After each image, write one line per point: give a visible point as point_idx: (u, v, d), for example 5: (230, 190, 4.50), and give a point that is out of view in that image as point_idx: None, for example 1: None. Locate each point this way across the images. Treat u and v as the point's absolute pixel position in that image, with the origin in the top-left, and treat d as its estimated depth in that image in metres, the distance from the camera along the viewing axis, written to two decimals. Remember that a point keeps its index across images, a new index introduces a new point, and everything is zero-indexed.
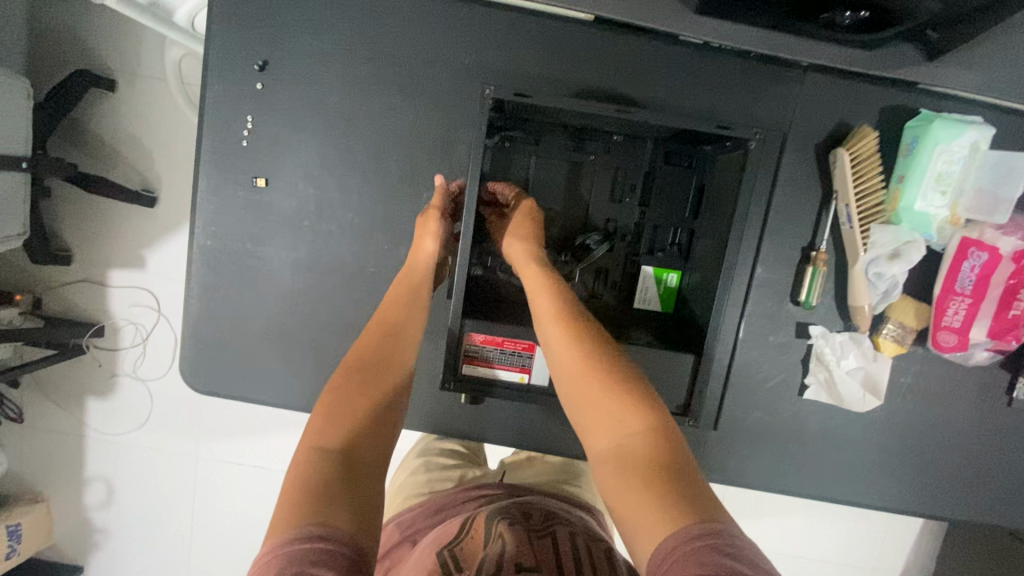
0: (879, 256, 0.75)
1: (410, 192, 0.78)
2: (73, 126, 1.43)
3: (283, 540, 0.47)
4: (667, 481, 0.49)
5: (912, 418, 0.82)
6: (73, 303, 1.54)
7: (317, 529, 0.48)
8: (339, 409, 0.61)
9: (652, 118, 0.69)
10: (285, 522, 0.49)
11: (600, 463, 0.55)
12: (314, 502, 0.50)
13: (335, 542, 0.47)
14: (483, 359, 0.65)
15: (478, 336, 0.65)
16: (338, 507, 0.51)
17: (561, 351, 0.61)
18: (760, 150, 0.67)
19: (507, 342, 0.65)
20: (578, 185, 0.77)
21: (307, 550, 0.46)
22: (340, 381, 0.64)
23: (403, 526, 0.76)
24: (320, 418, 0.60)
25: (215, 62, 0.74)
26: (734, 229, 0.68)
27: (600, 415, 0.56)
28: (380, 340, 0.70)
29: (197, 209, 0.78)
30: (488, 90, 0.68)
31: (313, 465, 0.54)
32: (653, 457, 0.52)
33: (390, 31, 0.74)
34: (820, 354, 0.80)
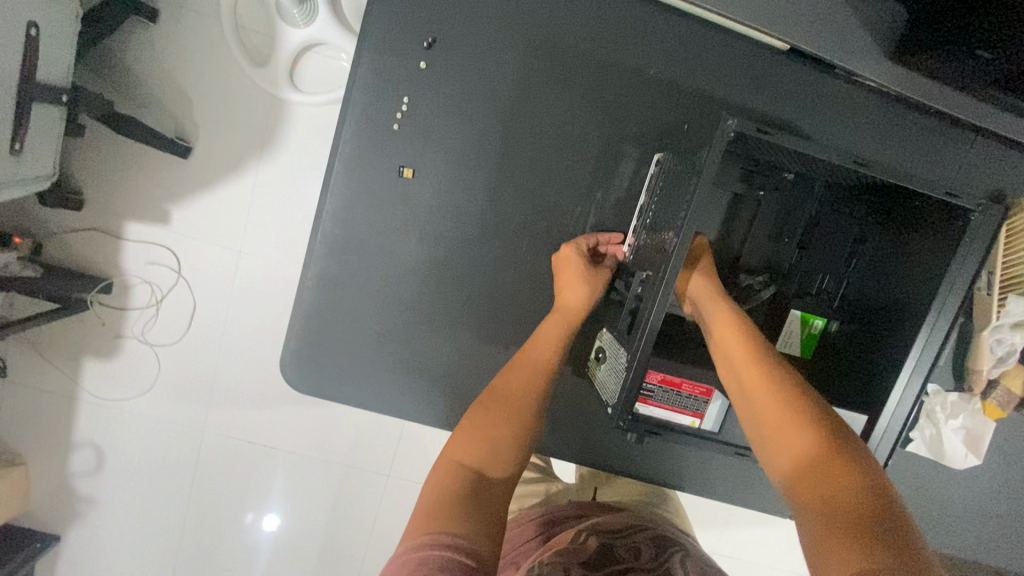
0: (1005, 324, 0.77)
1: (565, 203, 0.73)
2: (103, 55, 1.26)
3: (421, 540, 0.50)
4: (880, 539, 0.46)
5: (1001, 479, 0.86)
6: (78, 253, 1.38)
7: (454, 536, 0.50)
8: (479, 429, 0.62)
9: (876, 172, 0.63)
10: (423, 526, 0.51)
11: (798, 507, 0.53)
12: (449, 510, 0.53)
13: (469, 552, 0.49)
14: (658, 399, 0.61)
15: (656, 374, 0.61)
16: (471, 519, 0.52)
17: (749, 385, 0.59)
18: (981, 225, 0.63)
19: (685, 385, 0.61)
20: (740, 220, 0.74)
21: (443, 553, 0.48)
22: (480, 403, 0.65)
23: (508, 542, 0.75)
24: (462, 434, 0.62)
25: (375, 31, 0.66)
26: (933, 305, 0.65)
27: (794, 457, 0.55)
28: (531, 374, 0.67)
29: (327, 193, 0.70)
30: (733, 123, 0.60)
31: (451, 479, 0.57)
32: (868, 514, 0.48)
33: (572, 29, 0.68)
34: (930, 411, 0.83)
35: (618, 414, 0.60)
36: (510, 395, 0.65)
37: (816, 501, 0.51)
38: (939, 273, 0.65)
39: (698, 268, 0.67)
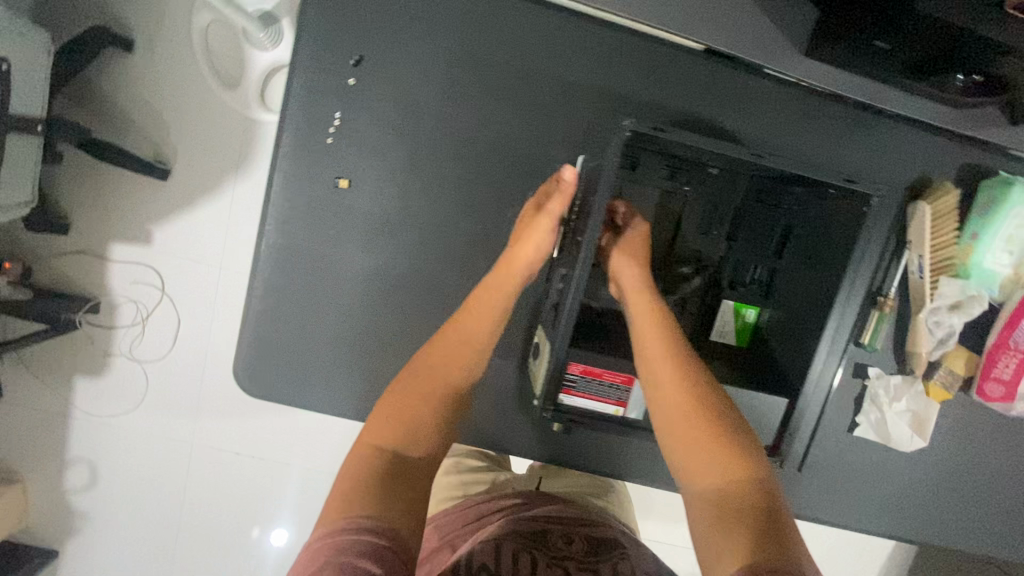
0: (942, 305, 0.78)
1: (498, 206, 0.75)
2: (83, 85, 1.32)
3: (338, 525, 0.53)
4: (768, 527, 0.53)
5: (938, 455, 0.89)
6: (67, 275, 1.43)
7: (367, 521, 0.53)
8: (402, 410, 0.64)
9: (779, 164, 0.69)
10: (339, 511, 0.54)
11: (697, 503, 0.58)
12: (364, 495, 0.55)
13: (380, 536, 0.52)
14: (580, 389, 0.64)
15: (577, 366, 0.64)
16: (386, 502, 0.55)
17: (670, 386, 0.63)
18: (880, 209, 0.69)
19: (606, 374, 0.64)
20: (669, 214, 0.77)
21: (354, 540, 0.51)
22: (406, 381, 0.67)
23: (444, 530, 0.79)
24: (383, 414, 0.64)
25: (304, 51, 0.69)
26: (841, 284, 0.70)
27: (703, 458, 0.59)
28: (459, 345, 0.69)
29: (269, 205, 0.73)
30: (628, 125, 0.65)
31: (369, 462, 0.59)
32: (757, 503, 0.55)
33: (495, 41, 0.72)
34: (873, 394, 0.84)
35: (542, 404, 0.65)
36: (436, 369, 0.67)
37: (720, 501, 0.56)
38: (848, 255, 0.69)
39: (632, 260, 0.70)
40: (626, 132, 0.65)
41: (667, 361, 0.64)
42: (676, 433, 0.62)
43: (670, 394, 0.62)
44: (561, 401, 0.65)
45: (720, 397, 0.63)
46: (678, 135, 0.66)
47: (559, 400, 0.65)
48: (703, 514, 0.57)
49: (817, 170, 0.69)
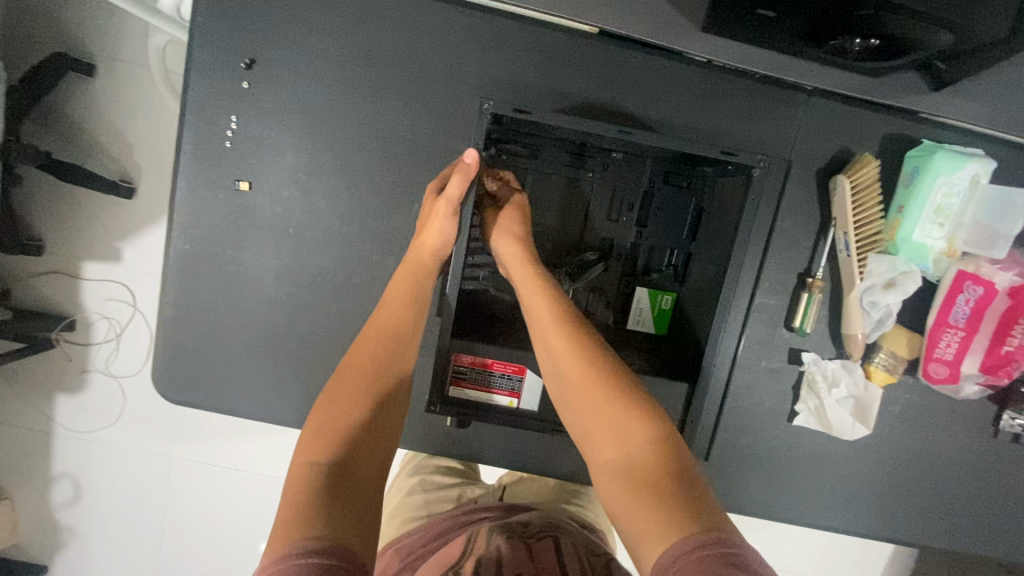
0: (875, 284, 0.74)
1: (401, 202, 0.75)
2: (48, 110, 1.36)
3: (284, 551, 0.44)
4: (671, 490, 0.49)
5: (897, 448, 0.82)
6: (43, 295, 1.46)
7: (317, 542, 0.44)
8: (336, 418, 0.57)
9: (654, 141, 0.66)
10: (282, 537, 0.45)
11: (605, 476, 0.55)
12: (310, 514, 0.47)
13: (336, 556, 0.44)
14: (470, 380, 0.72)
15: (465, 357, 0.71)
16: (336, 518, 0.47)
17: (561, 358, 0.61)
18: (763, 180, 0.66)
19: (496, 364, 0.72)
20: (574, 201, 0.75)
21: (306, 565, 0.42)
22: (333, 387, 0.60)
23: (403, 554, 0.70)
24: (316, 425, 0.56)
25: (198, 59, 0.71)
26: (732, 259, 0.67)
27: (602, 426, 0.56)
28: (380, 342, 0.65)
29: (175, 211, 0.74)
30: (487, 105, 0.65)
31: (311, 478, 0.51)
32: (657, 466, 0.52)
33: (387, 35, 0.71)
34: (811, 380, 0.79)
35: (430, 398, 0.69)
36: (363, 367, 0.62)
37: (623, 469, 0.53)
38: (739, 233, 0.67)
39: (512, 235, 0.69)
40: (487, 113, 0.65)
41: (555, 332, 0.62)
42: (575, 409, 0.59)
43: (563, 366, 0.60)
44: (450, 393, 0.71)
45: (615, 363, 0.60)
46: (537, 114, 0.64)
47: (448, 392, 0.71)
48: (609, 488, 0.54)
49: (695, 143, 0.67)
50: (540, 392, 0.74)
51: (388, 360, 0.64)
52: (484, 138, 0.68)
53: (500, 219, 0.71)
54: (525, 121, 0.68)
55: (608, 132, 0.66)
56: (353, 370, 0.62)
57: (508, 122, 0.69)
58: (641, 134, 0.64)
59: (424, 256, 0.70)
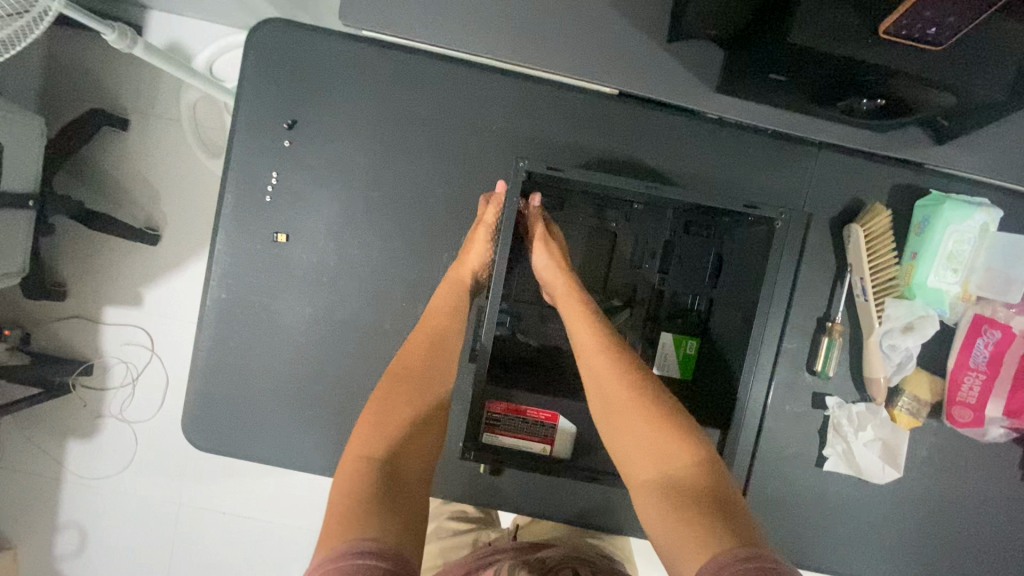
0: (893, 328, 0.76)
1: (431, 251, 0.77)
2: (80, 161, 1.41)
3: (338, 552, 0.46)
4: (715, 506, 0.52)
5: (928, 494, 0.82)
6: (63, 340, 1.48)
7: (372, 543, 0.47)
8: (385, 420, 0.61)
9: (678, 194, 0.69)
10: (334, 539, 0.48)
11: (643, 490, 0.57)
12: (362, 518, 0.49)
13: (389, 559, 0.46)
14: (503, 426, 0.74)
15: (499, 404, 0.73)
16: (388, 524, 0.50)
17: (604, 375, 0.63)
18: (784, 231, 0.68)
19: (528, 411, 0.74)
20: (600, 251, 0.78)
21: (360, 567, 0.45)
22: (382, 395, 0.64)
23: None
24: (367, 428, 0.60)
25: (244, 119, 0.75)
26: (759, 308, 0.68)
27: (643, 443, 0.59)
28: (427, 345, 0.69)
29: (214, 262, 0.77)
30: (523, 164, 0.68)
31: (361, 476, 0.55)
32: (699, 484, 0.54)
33: (419, 96, 0.75)
34: (836, 425, 0.80)
35: (464, 444, 0.70)
36: (413, 378, 0.66)
37: (662, 484, 0.56)
38: (764, 282, 0.68)
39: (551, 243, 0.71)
40: (522, 172, 0.68)
41: (598, 351, 0.64)
42: (615, 427, 0.61)
43: (605, 382, 0.63)
44: (484, 439, 0.72)
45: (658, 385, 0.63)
46: (568, 173, 0.68)
47: (481, 439, 0.72)
48: (649, 504, 0.55)
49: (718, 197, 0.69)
50: (571, 441, 0.75)
51: (432, 370, 0.67)
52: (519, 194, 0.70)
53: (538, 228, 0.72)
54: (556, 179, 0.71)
55: (635, 188, 0.69)
56: (401, 374, 0.66)
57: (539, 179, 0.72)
58: (666, 191, 0.68)
59: (463, 272, 0.72)
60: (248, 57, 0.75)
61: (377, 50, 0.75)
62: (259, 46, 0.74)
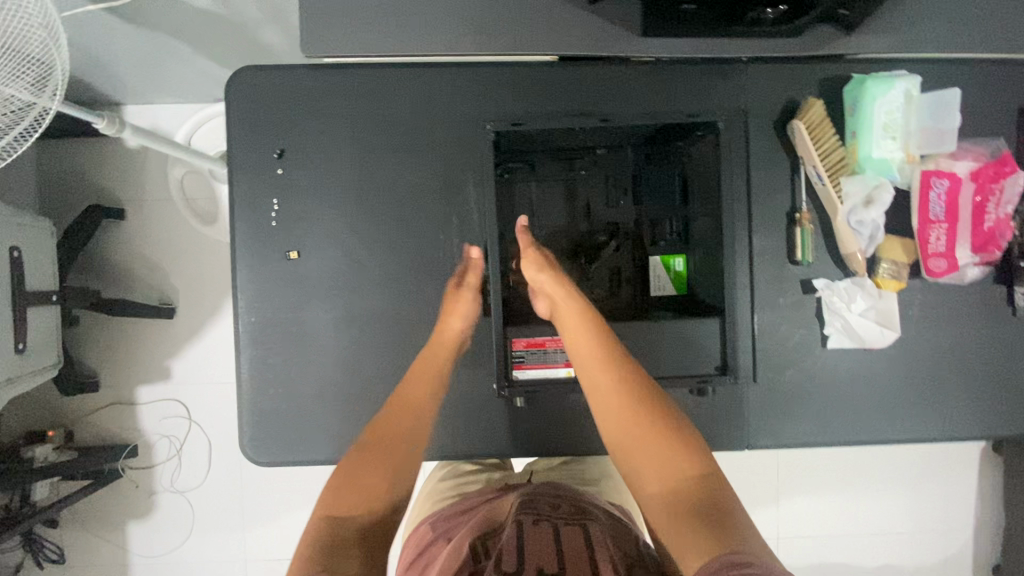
0: (856, 205, 0.83)
1: (429, 235, 0.85)
2: (88, 257, 1.50)
3: None
4: (710, 513, 0.62)
5: (929, 348, 0.88)
6: (104, 429, 1.54)
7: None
8: (351, 480, 0.71)
9: (627, 120, 0.77)
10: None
11: (654, 499, 0.68)
12: (310, 563, 0.59)
13: None
14: (529, 360, 0.80)
15: (520, 341, 0.79)
16: (330, 563, 0.59)
17: (612, 397, 0.73)
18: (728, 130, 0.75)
19: (547, 342, 0.79)
20: (576, 199, 0.85)
21: None
22: (354, 457, 0.74)
23: (436, 527, 0.77)
24: (332, 488, 0.70)
25: (237, 159, 0.84)
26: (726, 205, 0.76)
27: (653, 461, 0.70)
28: (409, 415, 0.79)
29: (239, 292, 0.85)
30: (490, 124, 0.79)
31: (319, 528, 0.64)
32: (698, 495, 0.65)
33: (388, 103, 0.84)
34: (830, 303, 0.86)
35: (498, 380, 0.80)
36: (388, 444, 0.76)
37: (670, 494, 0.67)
38: (724, 182, 0.76)
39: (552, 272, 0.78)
40: (490, 131, 0.80)
41: (603, 376, 0.74)
42: (628, 445, 0.72)
43: (612, 405, 0.73)
44: (514, 376, 0.80)
45: (665, 410, 0.74)
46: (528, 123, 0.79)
47: (512, 376, 0.80)
48: (659, 512, 0.67)
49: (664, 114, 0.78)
50: None
51: (399, 437, 0.77)
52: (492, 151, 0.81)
53: (524, 253, 0.80)
54: (521, 134, 0.83)
55: (589, 123, 0.80)
56: (375, 438, 0.77)
57: (507, 138, 0.83)
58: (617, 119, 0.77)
59: (443, 342, 0.83)
60: (231, 106, 0.83)
61: (342, 71, 0.84)
62: (237, 92, 0.83)
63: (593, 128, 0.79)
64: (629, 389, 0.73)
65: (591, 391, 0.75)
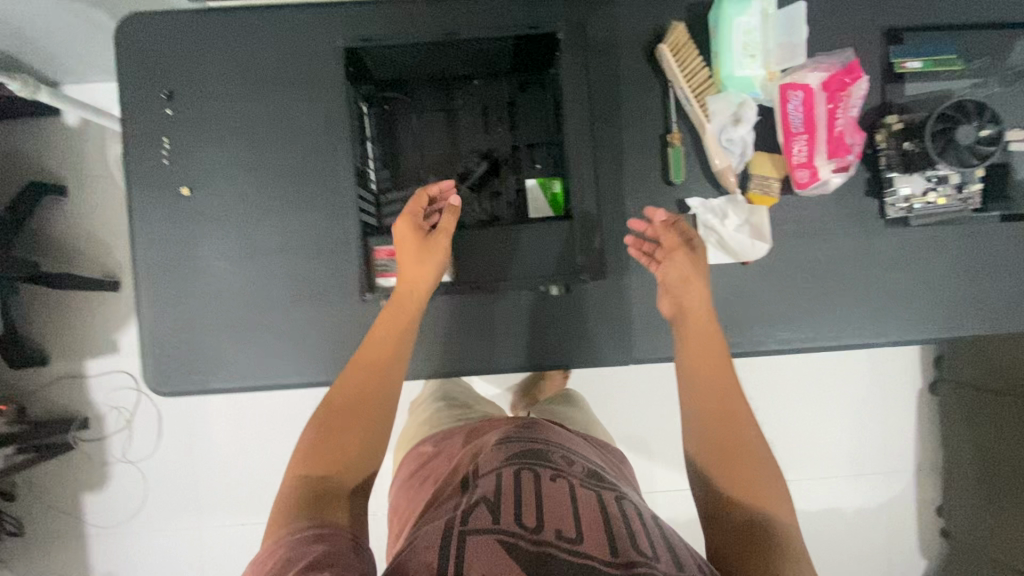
0: (725, 123, 0.86)
1: (315, 168, 0.88)
2: (33, 234, 1.54)
3: (283, 531, 0.60)
4: (773, 544, 0.62)
5: (803, 260, 0.92)
6: (56, 402, 1.58)
7: (309, 522, 0.60)
8: (335, 428, 0.71)
9: (474, 36, 0.82)
10: (280, 524, 0.61)
11: (722, 499, 0.68)
12: (303, 508, 0.63)
13: (318, 534, 0.59)
14: (393, 269, 0.83)
15: (383, 251, 0.83)
16: (320, 508, 0.63)
17: (713, 402, 0.76)
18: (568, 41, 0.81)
19: None
20: (456, 128, 0.90)
21: (296, 538, 0.58)
22: (336, 398, 0.74)
23: (431, 448, 0.90)
24: (318, 430, 0.71)
25: (129, 103, 0.88)
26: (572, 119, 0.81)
27: (733, 470, 0.70)
28: (385, 349, 0.77)
29: (137, 230, 0.89)
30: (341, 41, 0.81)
31: (304, 473, 0.67)
32: (766, 521, 0.65)
33: (268, 41, 0.87)
34: (704, 220, 0.90)
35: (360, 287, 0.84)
36: (366, 388, 0.75)
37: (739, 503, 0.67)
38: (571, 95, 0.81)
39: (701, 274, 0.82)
40: (342, 48, 0.82)
41: (711, 388, 0.77)
42: (710, 442, 0.73)
43: (710, 408, 0.75)
44: (377, 284, 0.84)
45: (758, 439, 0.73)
46: (377, 39, 0.81)
47: (376, 284, 0.84)
48: (726, 517, 0.66)
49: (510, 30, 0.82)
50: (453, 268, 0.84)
51: (382, 377, 0.76)
52: (348, 69, 0.82)
53: (676, 253, 0.82)
54: (379, 55, 0.84)
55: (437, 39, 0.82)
56: (354, 380, 0.75)
57: (367, 60, 0.84)
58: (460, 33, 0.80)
59: (417, 286, 0.79)
60: (120, 51, 0.87)
61: (222, 13, 0.87)
62: (124, 38, 0.87)
63: (447, 47, 0.83)
64: (727, 401, 0.76)
65: (692, 393, 0.77)
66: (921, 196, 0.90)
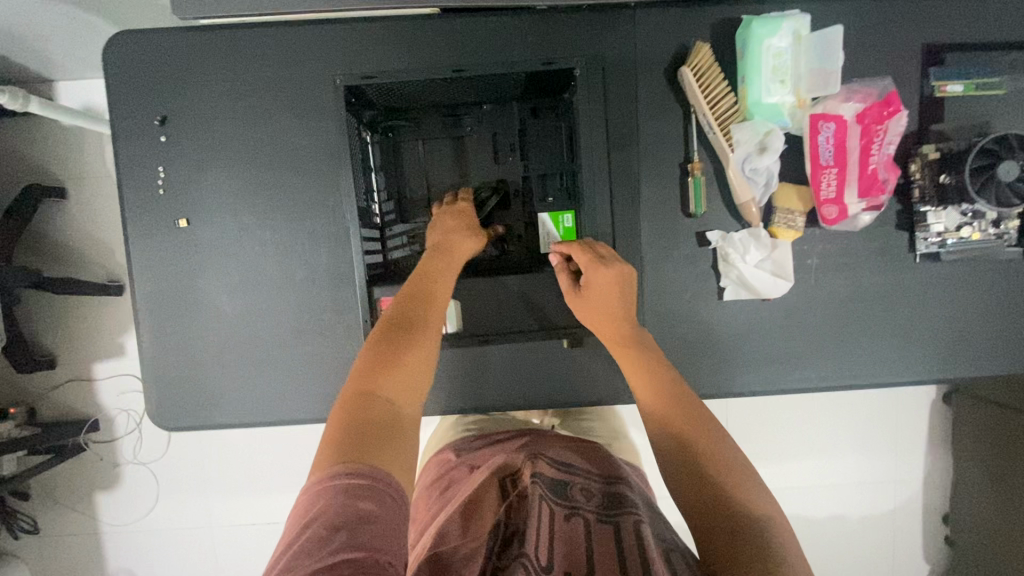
0: (749, 152, 0.81)
1: (317, 198, 0.84)
2: (35, 237, 1.51)
3: (332, 469, 0.53)
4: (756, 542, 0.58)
5: (827, 296, 0.88)
6: (65, 404, 1.58)
7: (360, 466, 0.54)
8: (389, 356, 0.65)
9: (485, 71, 0.81)
10: (328, 461, 0.55)
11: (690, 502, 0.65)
12: (358, 443, 0.56)
13: (369, 478, 0.53)
14: None
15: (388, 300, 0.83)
16: (376, 448, 0.56)
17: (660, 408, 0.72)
18: (584, 77, 0.81)
19: None
20: (465, 156, 0.90)
21: (349, 482, 0.52)
22: (382, 333, 0.69)
23: (458, 453, 0.91)
24: (370, 358, 0.65)
25: (121, 128, 0.84)
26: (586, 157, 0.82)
27: (701, 471, 0.65)
28: (430, 295, 0.74)
29: (135, 262, 0.86)
30: (339, 78, 0.80)
31: (360, 403, 0.61)
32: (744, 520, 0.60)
33: (265, 63, 0.82)
34: (723, 255, 0.85)
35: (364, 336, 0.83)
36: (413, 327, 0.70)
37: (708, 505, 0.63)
38: (586, 129, 0.81)
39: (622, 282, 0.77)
40: (340, 85, 0.81)
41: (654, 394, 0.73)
42: (673, 446, 0.69)
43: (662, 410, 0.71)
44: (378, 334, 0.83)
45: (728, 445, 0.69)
46: (381, 76, 0.80)
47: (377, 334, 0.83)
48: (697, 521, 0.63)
49: (522, 63, 0.81)
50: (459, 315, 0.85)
51: (427, 319, 0.71)
52: (348, 108, 0.82)
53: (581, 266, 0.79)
54: (380, 89, 0.84)
55: (443, 74, 0.81)
56: (402, 317, 0.70)
57: (368, 93, 0.84)
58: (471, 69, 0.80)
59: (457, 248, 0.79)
60: (110, 73, 0.83)
61: (215, 32, 0.82)
62: (114, 58, 0.82)
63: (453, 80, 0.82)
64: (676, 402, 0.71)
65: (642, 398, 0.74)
66: (955, 231, 0.85)
